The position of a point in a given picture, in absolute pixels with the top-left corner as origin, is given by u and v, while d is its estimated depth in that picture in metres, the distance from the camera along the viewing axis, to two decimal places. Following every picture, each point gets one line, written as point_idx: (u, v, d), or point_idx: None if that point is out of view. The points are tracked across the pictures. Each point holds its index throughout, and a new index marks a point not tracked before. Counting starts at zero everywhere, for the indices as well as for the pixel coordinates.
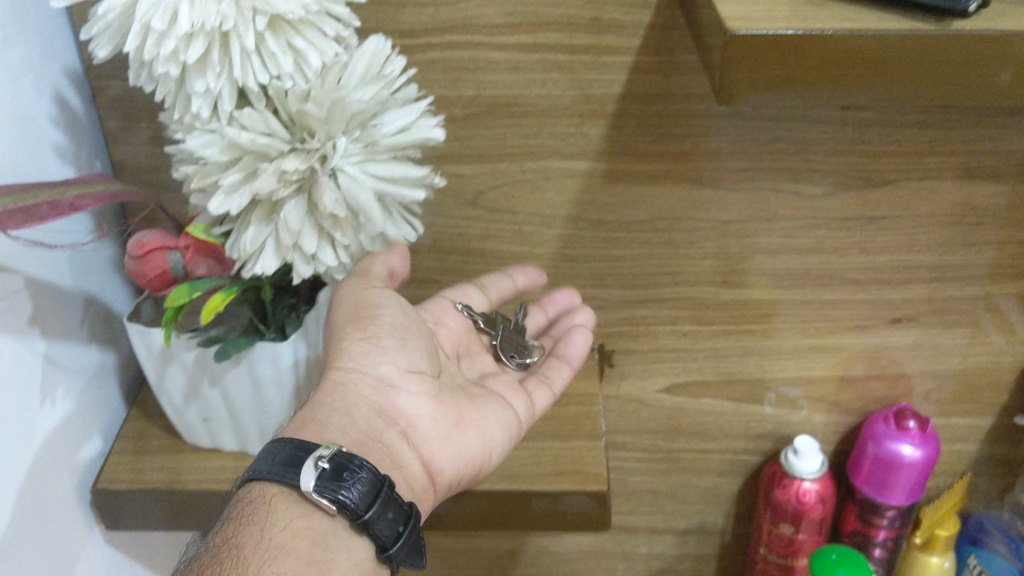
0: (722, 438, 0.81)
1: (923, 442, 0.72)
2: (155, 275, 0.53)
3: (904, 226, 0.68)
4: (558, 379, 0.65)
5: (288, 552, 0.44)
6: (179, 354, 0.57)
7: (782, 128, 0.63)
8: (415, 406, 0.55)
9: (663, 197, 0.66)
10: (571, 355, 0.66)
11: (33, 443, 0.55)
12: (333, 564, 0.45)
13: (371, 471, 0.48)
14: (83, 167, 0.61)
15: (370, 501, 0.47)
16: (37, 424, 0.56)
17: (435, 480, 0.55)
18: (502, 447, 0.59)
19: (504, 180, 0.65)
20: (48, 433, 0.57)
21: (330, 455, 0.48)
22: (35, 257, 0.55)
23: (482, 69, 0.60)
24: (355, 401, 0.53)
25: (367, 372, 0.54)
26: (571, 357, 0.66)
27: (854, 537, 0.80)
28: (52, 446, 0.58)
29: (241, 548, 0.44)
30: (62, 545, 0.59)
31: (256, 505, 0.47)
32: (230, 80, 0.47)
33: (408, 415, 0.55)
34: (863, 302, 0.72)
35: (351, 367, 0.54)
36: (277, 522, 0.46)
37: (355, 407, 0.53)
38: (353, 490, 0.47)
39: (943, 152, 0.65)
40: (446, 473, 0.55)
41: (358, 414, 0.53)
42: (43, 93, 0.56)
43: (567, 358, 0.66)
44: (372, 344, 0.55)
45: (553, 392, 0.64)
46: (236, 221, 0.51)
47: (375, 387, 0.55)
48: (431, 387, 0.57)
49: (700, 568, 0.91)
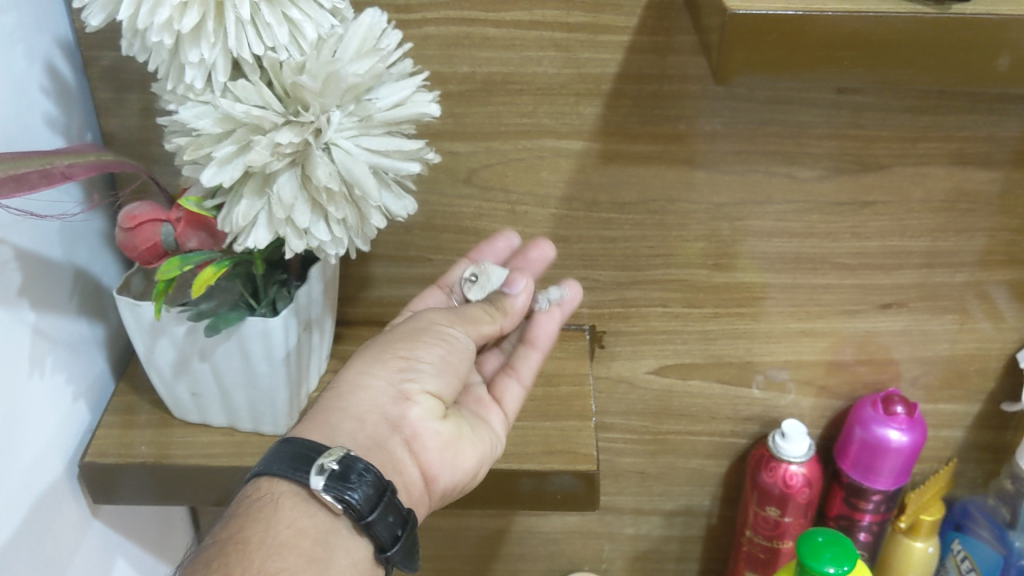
0: (710, 421, 0.81)
1: (909, 427, 0.73)
2: (145, 247, 0.53)
3: (896, 211, 0.68)
4: (527, 367, 0.63)
5: (290, 549, 0.44)
6: (169, 328, 0.57)
7: (777, 111, 0.63)
8: (427, 424, 0.52)
9: (657, 178, 0.66)
10: (539, 338, 0.64)
11: (21, 414, 0.55)
12: (332, 564, 0.44)
13: (378, 474, 0.47)
14: (74, 138, 0.60)
15: (374, 504, 0.46)
16: (25, 395, 0.55)
17: (429, 487, 0.53)
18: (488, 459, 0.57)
19: (498, 158, 0.65)
20: (36, 405, 0.57)
21: (338, 456, 0.46)
22: (25, 228, 0.55)
23: (478, 46, 0.60)
24: (369, 408, 0.50)
25: (386, 384, 0.51)
26: (539, 340, 0.64)
27: (840, 521, 0.81)
28: (40, 419, 0.58)
29: (243, 546, 0.43)
30: (50, 518, 0.59)
31: (260, 502, 0.46)
32: (225, 51, 0.47)
33: (416, 427, 0.52)
34: (853, 287, 0.73)
35: (374, 376, 0.51)
36: (281, 519, 0.45)
37: (368, 413, 0.50)
38: (359, 491, 0.46)
39: (937, 137, 0.65)
40: (440, 482, 0.53)
41: (369, 418, 0.50)
42: (33, 61, 0.55)
43: (537, 341, 0.64)
44: (405, 362, 0.52)
45: (523, 384, 0.63)
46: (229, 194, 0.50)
47: (391, 397, 0.51)
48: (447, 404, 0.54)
49: (685, 550, 0.92)
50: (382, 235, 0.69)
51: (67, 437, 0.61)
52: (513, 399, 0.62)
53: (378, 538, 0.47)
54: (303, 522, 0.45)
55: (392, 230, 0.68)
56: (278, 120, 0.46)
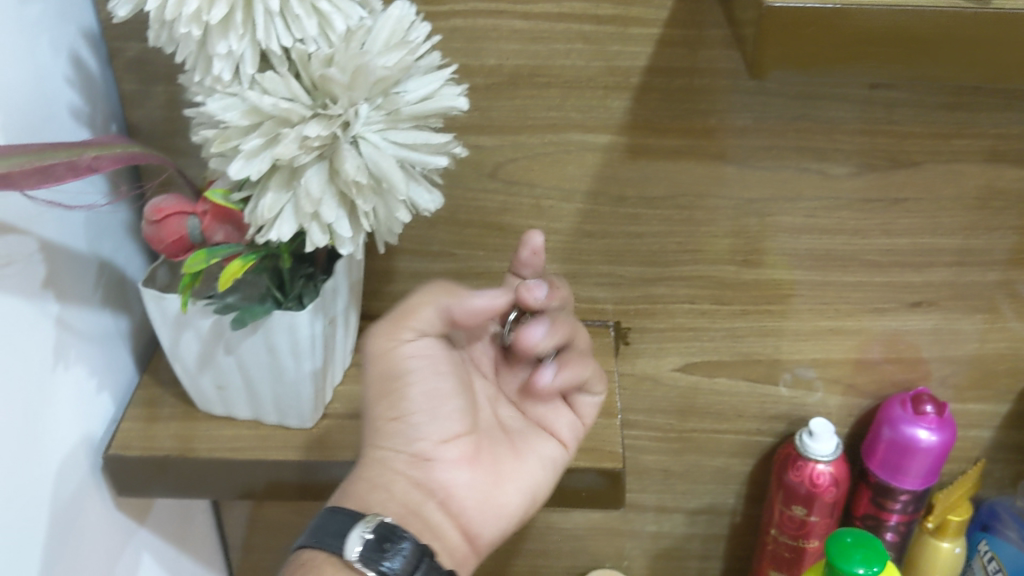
0: (736, 419, 0.80)
1: (939, 427, 0.72)
2: (172, 241, 0.53)
3: (928, 208, 0.67)
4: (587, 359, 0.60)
5: None
6: (195, 321, 0.56)
7: (808, 107, 0.62)
8: (453, 476, 0.54)
9: (686, 173, 0.65)
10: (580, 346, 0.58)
11: (45, 407, 0.55)
12: None
13: (414, 542, 0.49)
14: (98, 129, 0.60)
15: (411, 571, 0.48)
16: (49, 388, 0.55)
17: (474, 542, 0.56)
18: (545, 489, 0.59)
19: (524, 152, 0.64)
20: (61, 397, 0.57)
21: (375, 524, 0.49)
22: (50, 219, 0.54)
23: (506, 39, 0.59)
24: (392, 478, 0.53)
25: (401, 449, 0.54)
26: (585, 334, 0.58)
27: (865, 521, 0.80)
28: (63, 412, 0.57)
29: None
30: (74, 511, 0.59)
31: (304, 573, 0.48)
32: (253, 43, 0.46)
33: (446, 486, 0.54)
34: (883, 285, 0.71)
35: (386, 444, 0.54)
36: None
37: (393, 481, 0.53)
38: (396, 561, 0.48)
39: (970, 134, 0.63)
40: (486, 534, 0.56)
41: (397, 487, 0.53)
42: (59, 53, 0.55)
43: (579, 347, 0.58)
44: (405, 422, 0.53)
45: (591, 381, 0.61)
46: (255, 186, 0.50)
47: (409, 462, 0.54)
48: (469, 447, 0.56)
49: (708, 548, 0.91)
50: (406, 229, 0.68)
51: (91, 429, 0.61)
52: (592, 404, 0.62)
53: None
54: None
55: (416, 224, 0.68)
56: (306, 113, 0.46)
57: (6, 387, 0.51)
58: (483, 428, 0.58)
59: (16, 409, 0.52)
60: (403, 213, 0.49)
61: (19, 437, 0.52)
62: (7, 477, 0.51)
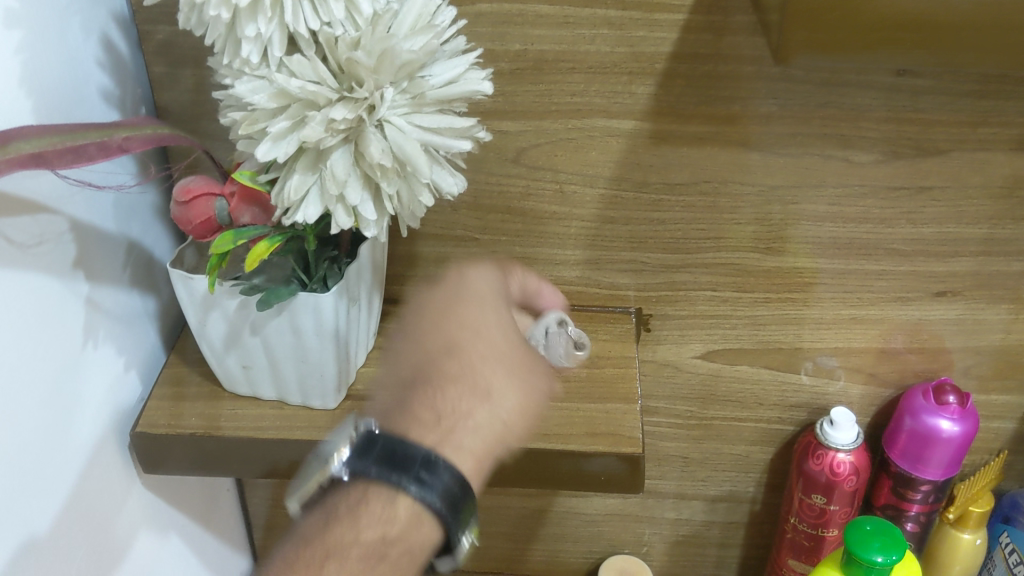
0: (756, 407, 0.80)
1: (961, 417, 0.71)
2: (199, 222, 0.54)
3: (954, 197, 0.67)
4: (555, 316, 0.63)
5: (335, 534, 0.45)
6: (221, 302, 0.57)
7: (833, 93, 0.62)
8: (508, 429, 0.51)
9: (709, 160, 0.65)
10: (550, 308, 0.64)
11: (77, 381, 0.56)
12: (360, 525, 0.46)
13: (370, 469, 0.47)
14: (128, 112, 0.61)
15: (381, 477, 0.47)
16: (80, 362, 0.57)
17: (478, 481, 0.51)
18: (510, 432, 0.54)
19: (548, 137, 0.64)
20: (91, 372, 0.58)
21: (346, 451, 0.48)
22: (79, 199, 0.55)
23: (532, 24, 0.59)
24: (461, 436, 0.50)
25: (482, 404, 0.51)
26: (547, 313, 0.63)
27: (886, 510, 0.79)
28: (94, 387, 0.59)
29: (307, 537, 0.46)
30: (103, 485, 0.60)
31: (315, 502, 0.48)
32: (281, 26, 0.47)
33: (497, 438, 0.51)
34: (907, 274, 0.71)
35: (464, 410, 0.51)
36: (343, 522, 0.45)
37: (459, 436, 0.50)
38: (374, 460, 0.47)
39: (996, 122, 0.63)
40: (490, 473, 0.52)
41: (465, 441, 0.50)
42: (90, 35, 0.56)
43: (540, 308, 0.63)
44: (486, 388, 0.51)
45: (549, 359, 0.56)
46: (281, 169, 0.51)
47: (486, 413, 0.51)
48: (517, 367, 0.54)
49: (727, 536, 0.91)
50: (429, 213, 0.69)
51: (119, 407, 0.63)
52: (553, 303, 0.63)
53: (446, 528, 0.47)
54: (351, 533, 0.45)
55: (439, 209, 0.68)
56: (332, 96, 0.46)
57: (42, 358, 0.52)
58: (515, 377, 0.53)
59: (46, 385, 0.53)
60: (426, 196, 0.49)
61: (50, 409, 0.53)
62: (43, 444, 0.52)
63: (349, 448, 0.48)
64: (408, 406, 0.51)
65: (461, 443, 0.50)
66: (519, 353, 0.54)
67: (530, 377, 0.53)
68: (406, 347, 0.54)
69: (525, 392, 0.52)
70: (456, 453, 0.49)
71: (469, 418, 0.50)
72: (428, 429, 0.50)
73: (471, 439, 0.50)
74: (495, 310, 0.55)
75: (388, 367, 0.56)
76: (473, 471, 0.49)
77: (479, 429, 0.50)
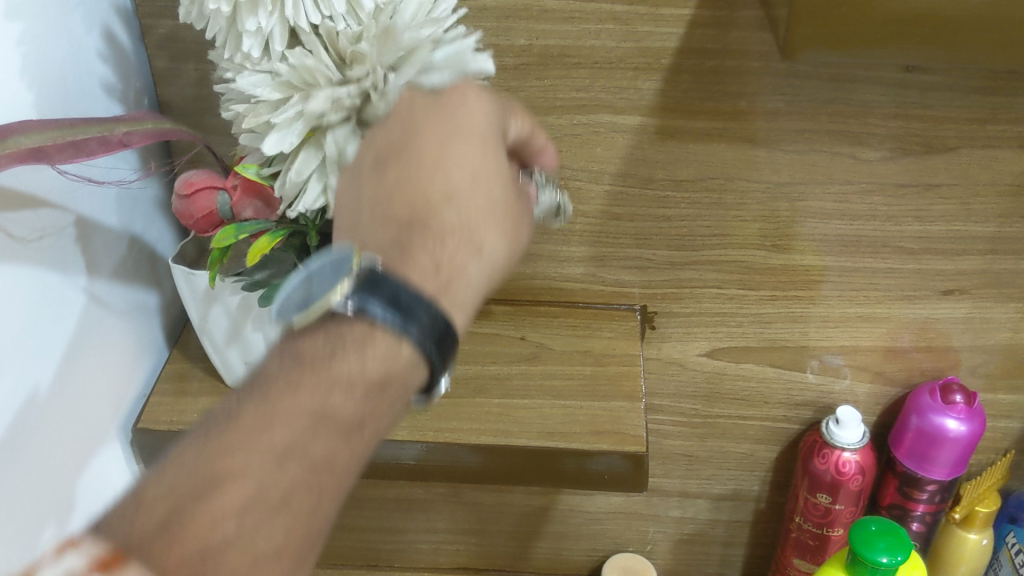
0: (762, 405, 0.80)
1: (968, 417, 0.71)
2: (200, 215, 0.54)
3: (961, 194, 0.66)
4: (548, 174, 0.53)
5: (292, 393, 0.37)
6: (223, 296, 0.58)
7: (841, 89, 0.61)
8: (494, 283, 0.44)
9: (716, 156, 0.65)
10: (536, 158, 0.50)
11: (80, 369, 0.56)
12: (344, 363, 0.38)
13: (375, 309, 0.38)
14: (130, 106, 0.60)
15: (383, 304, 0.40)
16: (84, 351, 0.57)
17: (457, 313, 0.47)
18: None
19: (553, 132, 0.64)
20: (95, 362, 0.58)
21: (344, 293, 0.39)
22: (80, 193, 0.55)
23: (537, 18, 0.59)
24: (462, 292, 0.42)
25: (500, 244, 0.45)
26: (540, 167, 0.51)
27: (892, 510, 0.79)
28: (98, 377, 0.59)
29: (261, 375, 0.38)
30: (104, 475, 0.60)
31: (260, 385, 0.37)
32: (281, 19, 0.47)
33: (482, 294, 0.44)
34: (914, 272, 0.70)
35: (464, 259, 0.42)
36: (336, 353, 0.38)
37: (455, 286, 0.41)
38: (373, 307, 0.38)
39: (1006, 119, 0.62)
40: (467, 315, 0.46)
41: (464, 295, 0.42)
42: (91, 28, 0.55)
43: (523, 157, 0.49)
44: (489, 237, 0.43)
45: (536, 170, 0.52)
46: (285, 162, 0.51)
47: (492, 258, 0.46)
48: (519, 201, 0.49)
49: (732, 534, 0.91)
50: None
51: (122, 399, 0.62)
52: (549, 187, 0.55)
53: (436, 368, 0.40)
54: (341, 368, 0.37)
55: None
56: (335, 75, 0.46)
57: (46, 345, 0.52)
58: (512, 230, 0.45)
59: (51, 373, 0.53)
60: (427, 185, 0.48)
61: (50, 411, 0.53)
62: (46, 431, 0.52)
63: (352, 280, 0.39)
64: (401, 243, 0.41)
65: (456, 299, 0.41)
66: (514, 197, 0.45)
67: (523, 221, 0.46)
68: (388, 168, 0.43)
69: (515, 246, 0.45)
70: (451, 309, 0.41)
71: (463, 274, 0.42)
72: (426, 276, 0.41)
73: (465, 294, 0.42)
74: (494, 153, 0.44)
75: (353, 195, 0.44)
76: (463, 323, 0.42)
77: (473, 285, 0.42)
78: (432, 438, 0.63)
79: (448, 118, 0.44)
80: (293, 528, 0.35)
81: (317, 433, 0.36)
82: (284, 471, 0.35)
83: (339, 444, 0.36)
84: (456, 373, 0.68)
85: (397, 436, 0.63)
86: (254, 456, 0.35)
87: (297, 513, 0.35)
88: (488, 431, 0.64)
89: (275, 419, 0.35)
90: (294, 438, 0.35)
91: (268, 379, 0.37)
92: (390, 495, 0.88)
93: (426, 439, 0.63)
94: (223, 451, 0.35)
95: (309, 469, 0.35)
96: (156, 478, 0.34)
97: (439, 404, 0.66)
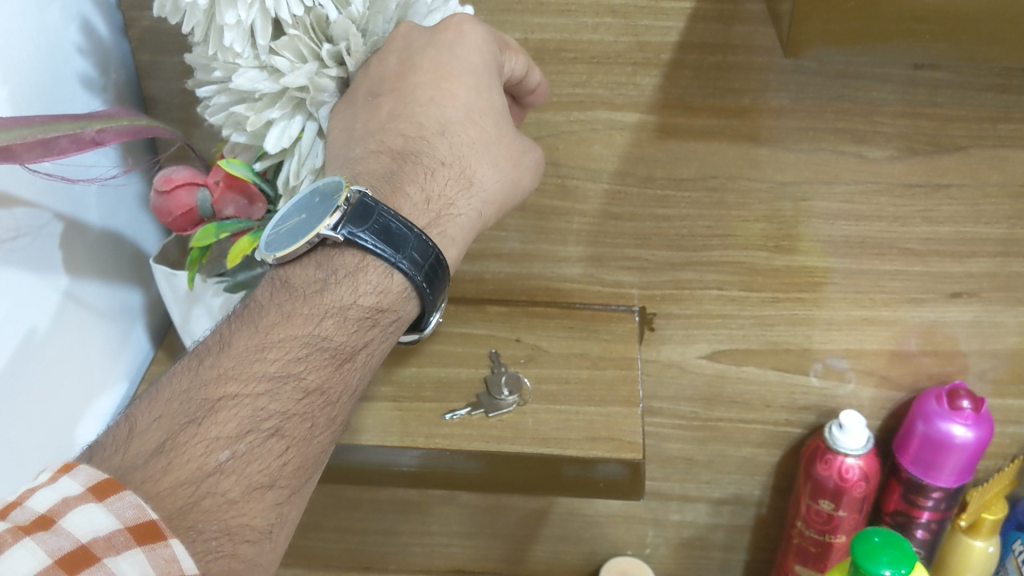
0: (764, 409, 0.78)
1: (975, 423, 0.69)
2: (180, 213, 0.53)
3: (971, 195, 0.64)
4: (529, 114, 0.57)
5: (281, 332, 0.44)
6: (204, 297, 0.57)
7: (848, 87, 0.59)
8: (478, 215, 0.51)
9: (718, 155, 0.63)
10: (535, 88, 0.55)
11: (74, 349, 0.56)
12: (331, 293, 0.46)
13: (366, 235, 0.45)
14: (112, 100, 0.58)
15: (361, 233, 0.45)
16: (79, 331, 0.57)
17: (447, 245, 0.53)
18: None
19: (548, 130, 0.62)
20: (89, 343, 0.58)
21: (336, 221, 0.45)
22: (58, 191, 0.53)
23: (532, 11, 0.57)
24: (450, 220, 0.50)
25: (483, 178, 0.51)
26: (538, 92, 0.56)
27: (896, 517, 0.77)
28: (92, 358, 0.59)
29: (257, 309, 0.46)
30: None
31: (259, 309, 0.46)
32: (262, 10, 0.46)
33: (464, 223, 0.50)
34: (922, 274, 0.68)
35: (450, 190, 0.50)
36: (330, 282, 0.46)
37: (445, 215, 0.49)
38: (365, 235, 0.45)
39: (1019, 118, 0.60)
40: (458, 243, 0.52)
41: (455, 223, 0.50)
42: (69, 21, 0.54)
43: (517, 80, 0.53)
44: (473, 170, 0.50)
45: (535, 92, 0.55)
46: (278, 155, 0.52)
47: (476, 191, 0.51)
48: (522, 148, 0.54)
49: (733, 539, 0.89)
50: None
51: (116, 386, 0.62)
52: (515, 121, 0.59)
53: (422, 300, 0.48)
54: (333, 298, 0.45)
55: None
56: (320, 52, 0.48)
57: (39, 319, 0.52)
58: (501, 163, 0.51)
59: (43, 347, 0.53)
60: None
61: (31, 379, 0.51)
62: (37, 405, 0.52)
63: (341, 213, 0.45)
64: (394, 175, 0.49)
65: (445, 231, 0.49)
66: (512, 137, 0.52)
67: (519, 159, 0.53)
68: (385, 101, 0.50)
69: (508, 180, 0.52)
70: (442, 239, 0.49)
71: (453, 205, 0.50)
72: (417, 209, 0.48)
73: (453, 228, 0.50)
74: (480, 87, 0.50)
75: (346, 126, 0.50)
76: (454, 257, 0.50)
77: (462, 217, 0.50)
78: (425, 444, 0.61)
79: (444, 55, 0.50)
80: (282, 451, 0.43)
81: (310, 359, 0.44)
82: (272, 401, 0.43)
83: (329, 371, 0.45)
84: (449, 376, 0.66)
85: (389, 442, 0.61)
86: (255, 375, 0.43)
87: (287, 436, 0.43)
88: (481, 437, 0.62)
89: (275, 346, 0.44)
90: (289, 366, 0.44)
91: (268, 309, 0.46)
92: (384, 498, 0.86)
93: (418, 445, 0.61)
94: (220, 379, 0.43)
95: (304, 396, 0.44)
96: (159, 406, 0.42)
97: (430, 409, 0.64)
